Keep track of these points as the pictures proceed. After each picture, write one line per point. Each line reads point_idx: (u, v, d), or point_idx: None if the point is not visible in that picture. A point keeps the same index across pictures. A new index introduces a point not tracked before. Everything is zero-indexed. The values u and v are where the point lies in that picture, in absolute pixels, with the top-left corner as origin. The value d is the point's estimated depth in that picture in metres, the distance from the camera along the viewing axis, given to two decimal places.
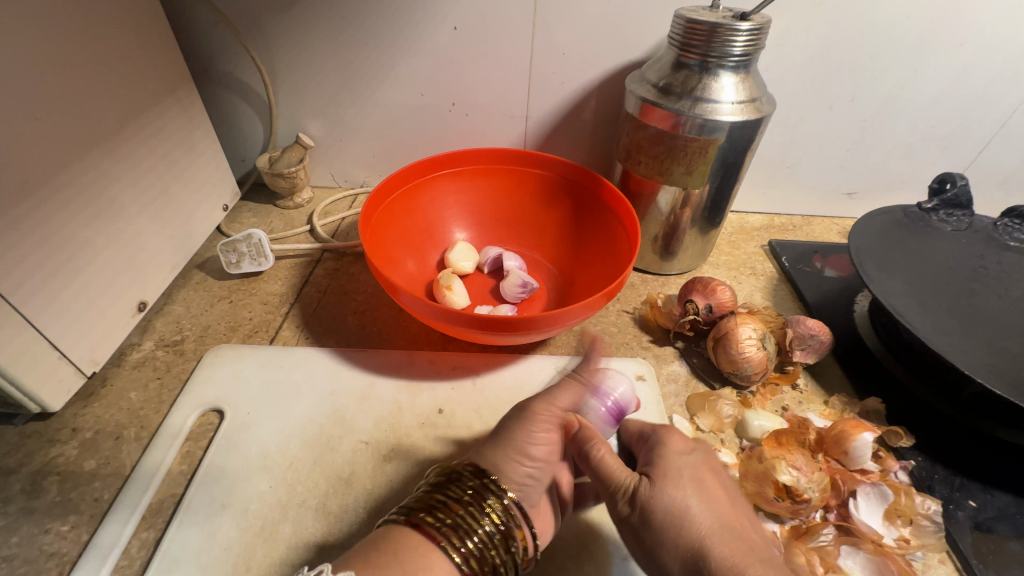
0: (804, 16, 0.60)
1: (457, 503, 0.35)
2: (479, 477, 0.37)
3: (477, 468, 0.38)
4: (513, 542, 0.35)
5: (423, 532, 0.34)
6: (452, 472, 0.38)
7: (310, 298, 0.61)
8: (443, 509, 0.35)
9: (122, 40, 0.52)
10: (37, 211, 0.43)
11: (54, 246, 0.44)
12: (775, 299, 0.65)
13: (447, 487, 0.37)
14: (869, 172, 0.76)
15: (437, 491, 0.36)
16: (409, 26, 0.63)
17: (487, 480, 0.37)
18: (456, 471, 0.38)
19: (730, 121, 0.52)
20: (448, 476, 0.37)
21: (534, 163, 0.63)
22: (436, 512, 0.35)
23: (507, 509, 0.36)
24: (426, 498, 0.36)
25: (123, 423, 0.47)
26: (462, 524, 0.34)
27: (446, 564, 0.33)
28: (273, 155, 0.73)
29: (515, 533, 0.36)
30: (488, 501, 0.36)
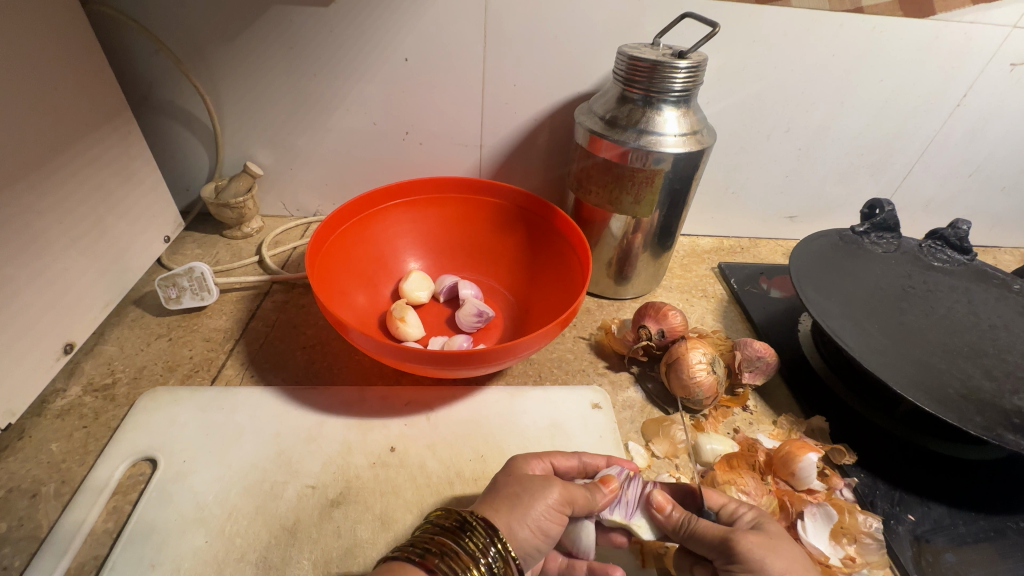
0: (740, 55, 0.63)
1: (468, 559, 0.32)
2: (493, 534, 0.33)
3: (494, 524, 0.34)
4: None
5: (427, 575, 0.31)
6: (466, 519, 0.35)
7: (257, 333, 0.58)
8: (451, 560, 0.32)
9: (50, 67, 0.50)
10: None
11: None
12: (725, 321, 0.67)
13: (458, 536, 0.34)
14: (807, 196, 0.80)
15: (449, 538, 0.34)
16: (360, 56, 0.63)
17: (501, 541, 0.33)
18: (471, 519, 0.34)
19: (673, 152, 0.54)
20: (461, 523, 0.34)
21: (487, 191, 0.63)
22: (447, 562, 0.32)
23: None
24: (436, 546, 0.33)
25: (42, 479, 0.43)
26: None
27: None
28: (219, 184, 0.70)
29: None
30: (499, 563, 0.33)
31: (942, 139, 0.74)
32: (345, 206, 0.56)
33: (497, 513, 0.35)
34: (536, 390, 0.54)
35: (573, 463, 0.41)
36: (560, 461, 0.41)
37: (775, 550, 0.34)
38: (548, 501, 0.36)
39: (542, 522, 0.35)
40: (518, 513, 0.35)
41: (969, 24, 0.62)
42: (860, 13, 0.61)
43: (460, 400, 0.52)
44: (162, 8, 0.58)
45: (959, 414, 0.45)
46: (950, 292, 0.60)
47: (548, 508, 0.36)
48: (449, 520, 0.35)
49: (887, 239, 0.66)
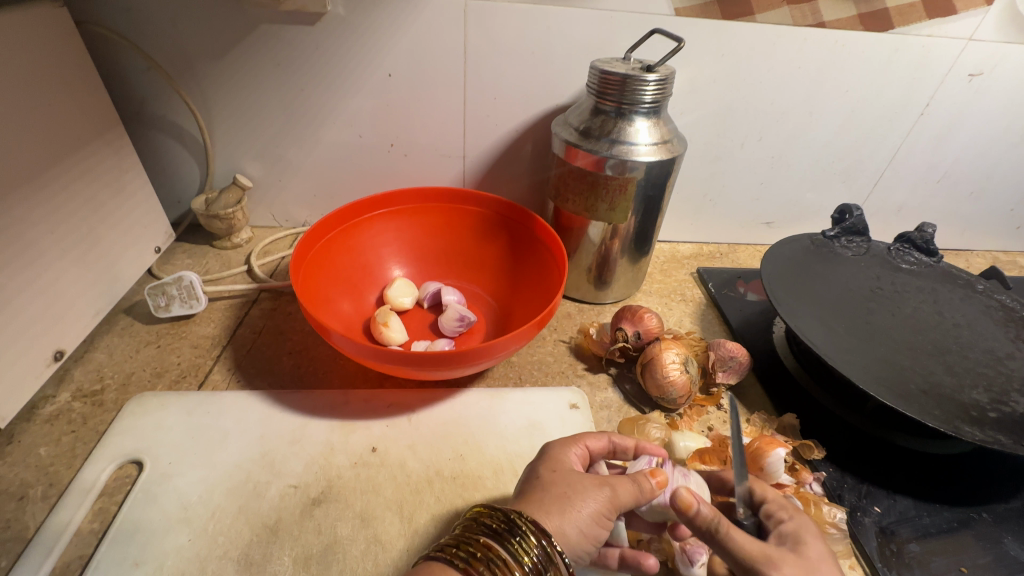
0: (710, 68, 0.66)
1: (516, 566, 0.32)
2: (544, 540, 0.33)
3: (544, 528, 0.34)
4: None
5: None
6: (515, 522, 0.34)
7: (244, 340, 0.60)
8: (499, 567, 0.32)
9: (44, 86, 0.52)
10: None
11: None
12: (703, 324, 0.69)
13: (507, 541, 0.34)
14: (782, 202, 0.83)
15: (496, 543, 0.34)
16: (344, 71, 0.65)
17: (551, 547, 0.33)
18: (519, 522, 0.34)
19: (646, 161, 0.56)
20: (510, 526, 0.34)
21: (468, 200, 0.65)
22: (491, 569, 0.32)
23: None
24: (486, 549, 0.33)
25: (29, 482, 0.44)
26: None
27: None
28: (210, 198, 0.73)
29: None
30: (548, 569, 0.33)
31: (909, 147, 0.77)
32: (329, 215, 0.57)
33: (547, 514, 0.35)
34: (516, 391, 0.56)
35: (604, 443, 0.43)
36: (593, 443, 0.43)
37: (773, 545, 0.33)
38: (597, 504, 0.36)
39: (590, 526, 0.36)
40: (570, 516, 0.35)
41: (927, 37, 0.65)
42: (823, 27, 0.64)
43: (442, 402, 0.54)
44: (154, 29, 0.61)
45: (919, 408, 0.46)
46: (917, 293, 0.62)
47: (598, 510, 0.36)
48: (500, 523, 0.35)
49: (856, 243, 0.69)
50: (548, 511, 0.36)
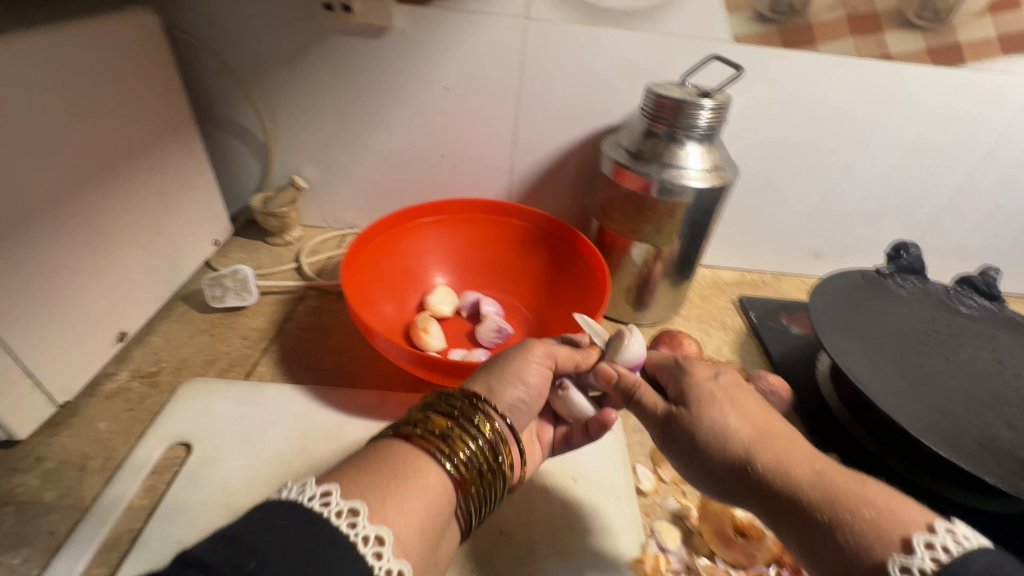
0: (766, 96, 0.65)
1: (447, 419, 0.38)
2: (470, 400, 0.40)
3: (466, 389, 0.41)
4: (500, 455, 0.39)
5: (414, 443, 0.36)
6: (443, 394, 0.40)
7: (290, 334, 0.62)
8: (432, 424, 0.37)
9: (129, 85, 0.56)
10: (12, 241, 0.44)
11: (28, 275, 0.45)
12: (742, 353, 0.68)
13: (437, 405, 0.39)
14: (832, 235, 0.80)
15: (428, 409, 0.39)
16: (403, 83, 0.68)
17: (478, 399, 0.40)
18: (446, 394, 0.40)
19: (695, 186, 0.56)
20: (438, 399, 0.40)
21: (514, 214, 0.66)
22: (423, 426, 0.37)
23: (495, 428, 0.39)
24: (422, 418, 0.38)
25: (89, 454, 0.47)
26: (451, 438, 0.36)
27: (434, 469, 0.35)
28: (267, 196, 0.77)
29: (501, 447, 0.39)
30: (476, 417, 0.39)
31: (973, 186, 0.74)
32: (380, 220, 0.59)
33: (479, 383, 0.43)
34: None
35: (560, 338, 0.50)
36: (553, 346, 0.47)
37: (712, 405, 0.38)
38: (539, 361, 0.45)
39: (534, 384, 0.44)
40: (508, 376, 0.43)
41: (1000, 73, 0.63)
42: (888, 59, 0.62)
43: None
44: (231, 36, 0.64)
45: (977, 463, 0.44)
46: (976, 339, 0.59)
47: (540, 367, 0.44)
48: (429, 399, 0.41)
49: (912, 281, 0.67)
50: (487, 381, 0.43)
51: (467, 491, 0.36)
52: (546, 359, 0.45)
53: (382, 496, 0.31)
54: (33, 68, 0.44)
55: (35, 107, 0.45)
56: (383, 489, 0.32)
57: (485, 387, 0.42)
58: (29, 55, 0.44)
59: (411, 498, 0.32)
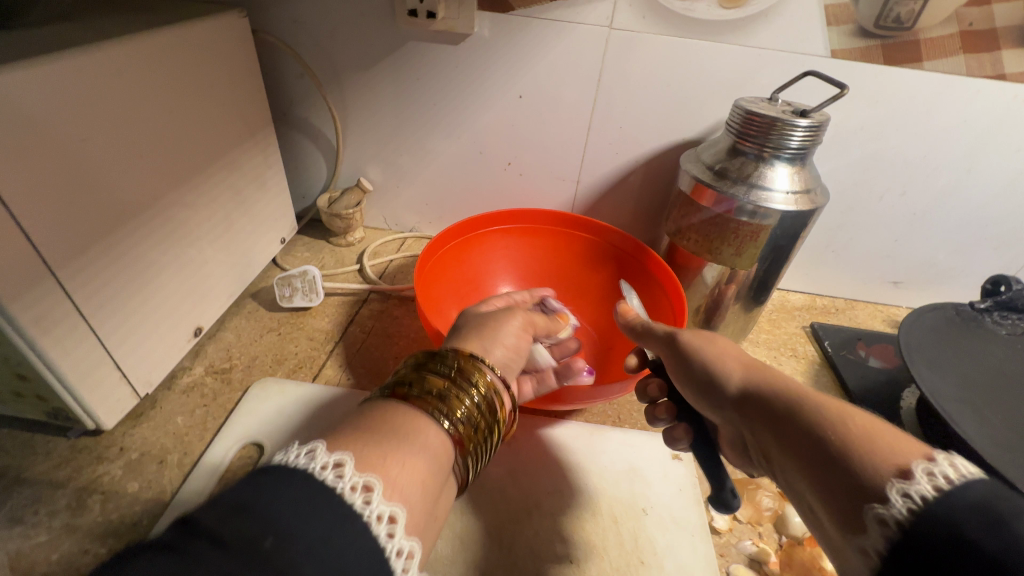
0: (859, 114, 0.62)
1: (443, 377, 0.36)
2: (461, 359, 0.38)
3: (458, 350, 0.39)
4: (495, 414, 0.38)
5: (411, 404, 0.34)
6: (436, 354, 0.39)
7: (355, 338, 0.62)
8: (425, 384, 0.35)
9: (217, 87, 0.57)
10: (110, 239, 0.45)
11: (122, 271, 0.46)
12: (817, 385, 0.64)
13: (430, 364, 0.37)
14: (917, 263, 0.75)
15: (422, 369, 0.37)
16: (477, 90, 0.67)
17: (471, 359, 0.39)
18: (441, 353, 0.39)
19: (782, 209, 0.53)
20: (430, 357, 0.38)
21: (581, 227, 0.65)
22: (419, 385, 0.35)
23: (492, 387, 0.38)
24: (417, 378, 0.36)
25: (168, 447, 0.48)
26: (450, 397, 0.35)
27: (436, 430, 0.33)
28: (333, 196, 0.78)
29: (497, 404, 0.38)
30: (472, 376, 0.37)
31: None
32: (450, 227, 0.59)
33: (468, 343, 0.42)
34: (616, 431, 0.54)
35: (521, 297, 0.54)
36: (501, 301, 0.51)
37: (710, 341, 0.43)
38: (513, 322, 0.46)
39: (513, 341, 0.44)
40: (490, 337, 0.43)
41: None
42: (1002, 80, 0.58)
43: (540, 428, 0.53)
44: (311, 39, 0.65)
45: None
46: None
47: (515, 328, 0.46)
48: (419, 357, 0.39)
49: (1012, 320, 0.61)
50: (478, 341, 0.43)
51: (466, 450, 0.34)
52: (523, 324, 0.47)
53: (382, 451, 0.29)
54: (132, 70, 0.46)
55: (136, 108, 0.46)
56: (381, 445, 0.30)
57: (475, 350, 0.42)
58: (133, 58, 0.45)
59: (410, 452, 0.30)
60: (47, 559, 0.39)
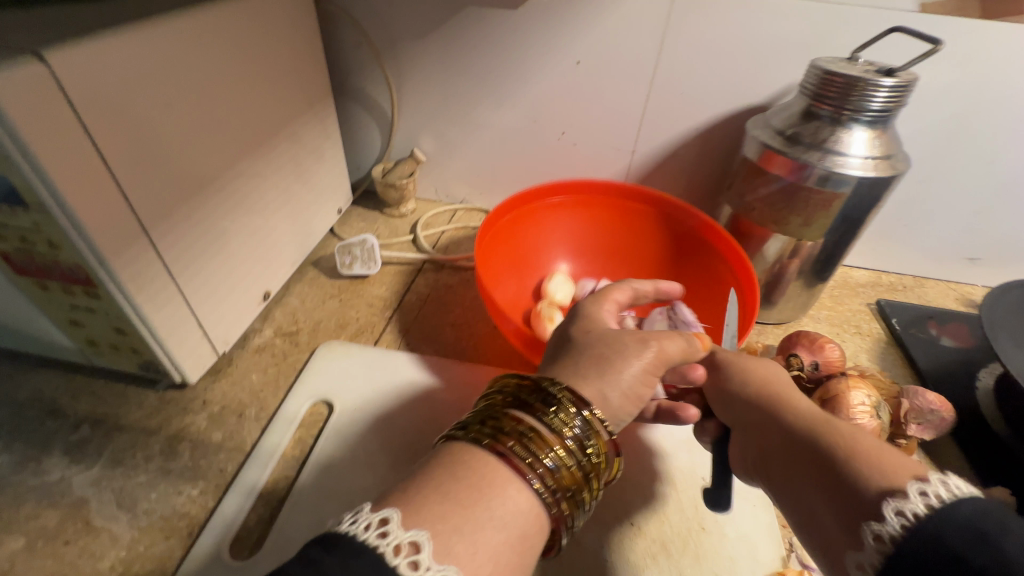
0: (946, 75, 0.57)
1: (551, 435, 0.31)
2: (578, 412, 0.33)
3: (585, 398, 0.34)
4: (600, 480, 0.33)
5: (507, 462, 0.29)
6: (549, 393, 0.33)
7: (412, 306, 0.64)
8: (536, 441, 0.30)
9: (282, 57, 0.58)
10: (193, 204, 0.48)
11: (202, 236, 0.49)
12: (883, 364, 0.62)
13: (539, 413, 0.32)
14: (999, 239, 0.70)
15: (526, 416, 0.32)
16: (533, 56, 0.66)
17: (590, 414, 0.33)
18: (554, 394, 0.33)
19: (859, 176, 0.50)
20: (541, 400, 0.33)
21: (637, 198, 0.64)
22: (522, 442, 0.30)
23: (603, 448, 0.33)
24: (517, 428, 0.31)
25: (246, 402, 0.51)
26: (555, 462, 0.30)
27: (529, 498, 0.29)
28: (386, 167, 0.79)
29: (603, 469, 0.33)
30: (586, 436, 0.32)
31: None
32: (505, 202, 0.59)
33: (585, 380, 0.35)
34: None
35: (626, 292, 0.47)
36: (619, 297, 0.46)
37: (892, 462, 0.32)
38: (642, 362, 0.37)
39: (634, 385, 0.37)
40: (612, 379, 0.36)
41: None
42: None
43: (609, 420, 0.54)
44: (370, 7, 0.65)
45: None
46: None
47: (643, 367, 0.37)
48: (524, 396, 0.33)
49: None
50: (596, 381, 0.36)
51: (564, 525, 0.31)
52: (652, 357, 0.37)
53: (467, 534, 0.26)
54: (211, 39, 0.47)
55: (213, 79, 0.48)
56: (466, 522, 0.26)
57: (594, 393, 0.35)
58: (210, 28, 0.47)
59: (498, 535, 0.27)
60: (147, 497, 0.43)
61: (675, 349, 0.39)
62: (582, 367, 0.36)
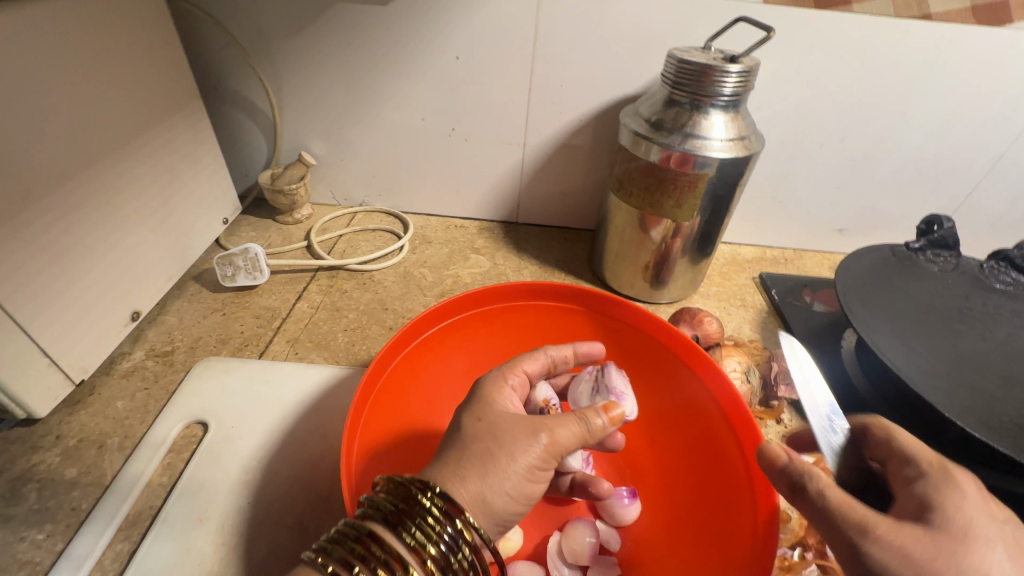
0: (793, 62, 0.62)
1: (411, 553, 0.29)
2: (445, 524, 0.30)
3: (458, 502, 0.30)
4: None
5: None
6: (416, 500, 0.31)
7: (303, 314, 0.61)
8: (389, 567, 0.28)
9: (133, 58, 0.54)
10: (25, 220, 0.43)
11: (40, 257, 0.44)
12: (763, 332, 0.66)
13: (399, 528, 0.30)
14: (859, 210, 0.77)
15: (384, 534, 0.30)
16: (413, 52, 0.65)
17: (460, 523, 0.30)
18: (420, 499, 0.31)
19: (719, 157, 0.53)
20: (405, 513, 0.30)
21: (543, 296, 0.54)
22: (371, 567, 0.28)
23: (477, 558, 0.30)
24: (370, 552, 0.28)
25: (108, 432, 0.47)
26: None
27: None
28: (275, 173, 0.75)
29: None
30: (457, 551, 0.30)
31: (1014, 155, 0.70)
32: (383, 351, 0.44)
33: (463, 482, 0.31)
34: None
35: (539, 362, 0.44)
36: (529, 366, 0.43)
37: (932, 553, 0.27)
38: (530, 458, 0.33)
39: (521, 482, 0.33)
40: (494, 480, 0.32)
41: None
42: (929, 20, 0.58)
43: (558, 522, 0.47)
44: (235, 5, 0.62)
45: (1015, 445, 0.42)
46: (1012, 317, 0.56)
47: (530, 463, 0.33)
48: (391, 507, 0.31)
49: (943, 257, 0.64)
50: (476, 477, 0.32)
51: None
52: (543, 451, 0.33)
53: None
54: (35, 40, 0.43)
55: (41, 83, 0.44)
56: None
57: (473, 497, 0.31)
58: (34, 29, 0.43)
59: None
60: None
61: (568, 437, 0.35)
62: (474, 455, 0.32)
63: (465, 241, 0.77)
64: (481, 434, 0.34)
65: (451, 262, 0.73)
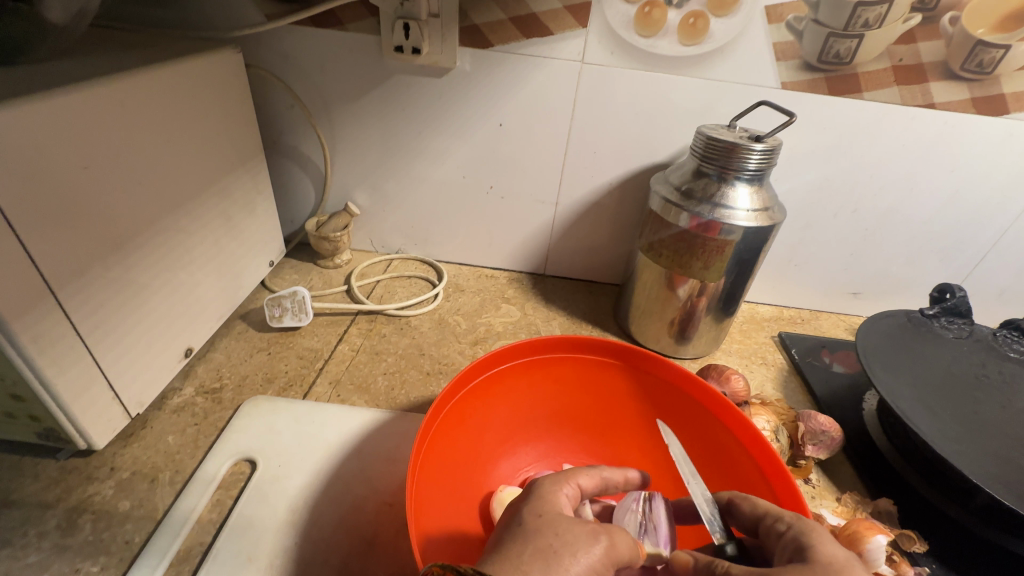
0: (809, 140, 0.68)
1: None
2: None
3: None
4: None
5: None
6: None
7: (343, 356, 0.64)
8: None
9: (210, 118, 0.60)
10: (108, 260, 0.47)
11: (115, 295, 0.48)
12: (785, 390, 0.68)
13: None
14: (872, 275, 0.81)
15: None
16: (459, 119, 0.71)
17: None
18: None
19: (744, 225, 0.57)
20: None
21: (578, 350, 0.57)
22: None
23: None
24: None
25: (159, 466, 0.49)
26: None
27: None
28: (320, 220, 0.80)
29: None
30: None
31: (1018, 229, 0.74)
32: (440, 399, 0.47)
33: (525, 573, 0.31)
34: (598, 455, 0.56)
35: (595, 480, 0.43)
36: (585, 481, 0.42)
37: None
38: (587, 558, 0.33)
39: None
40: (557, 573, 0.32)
41: None
42: (932, 109, 0.64)
43: None
44: (301, 73, 0.69)
45: None
46: None
47: (589, 565, 0.33)
48: None
49: (958, 324, 0.66)
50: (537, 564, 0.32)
51: None
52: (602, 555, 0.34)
53: None
54: (134, 102, 0.48)
55: (134, 139, 0.49)
56: None
57: None
58: (133, 93, 0.48)
59: None
60: None
61: (625, 546, 0.36)
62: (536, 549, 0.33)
63: (495, 291, 0.81)
64: (545, 528, 0.35)
65: (483, 311, 0.76)
